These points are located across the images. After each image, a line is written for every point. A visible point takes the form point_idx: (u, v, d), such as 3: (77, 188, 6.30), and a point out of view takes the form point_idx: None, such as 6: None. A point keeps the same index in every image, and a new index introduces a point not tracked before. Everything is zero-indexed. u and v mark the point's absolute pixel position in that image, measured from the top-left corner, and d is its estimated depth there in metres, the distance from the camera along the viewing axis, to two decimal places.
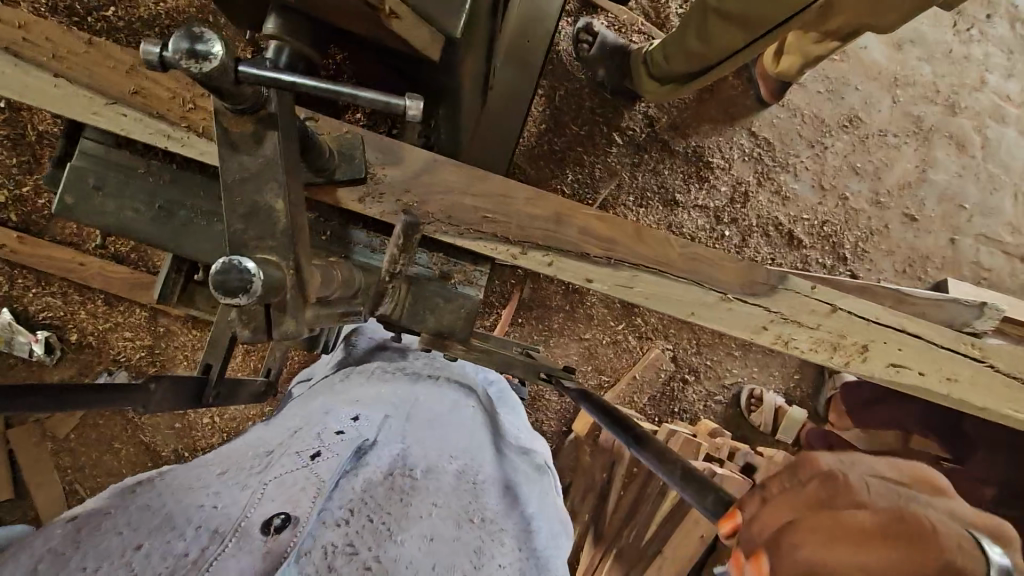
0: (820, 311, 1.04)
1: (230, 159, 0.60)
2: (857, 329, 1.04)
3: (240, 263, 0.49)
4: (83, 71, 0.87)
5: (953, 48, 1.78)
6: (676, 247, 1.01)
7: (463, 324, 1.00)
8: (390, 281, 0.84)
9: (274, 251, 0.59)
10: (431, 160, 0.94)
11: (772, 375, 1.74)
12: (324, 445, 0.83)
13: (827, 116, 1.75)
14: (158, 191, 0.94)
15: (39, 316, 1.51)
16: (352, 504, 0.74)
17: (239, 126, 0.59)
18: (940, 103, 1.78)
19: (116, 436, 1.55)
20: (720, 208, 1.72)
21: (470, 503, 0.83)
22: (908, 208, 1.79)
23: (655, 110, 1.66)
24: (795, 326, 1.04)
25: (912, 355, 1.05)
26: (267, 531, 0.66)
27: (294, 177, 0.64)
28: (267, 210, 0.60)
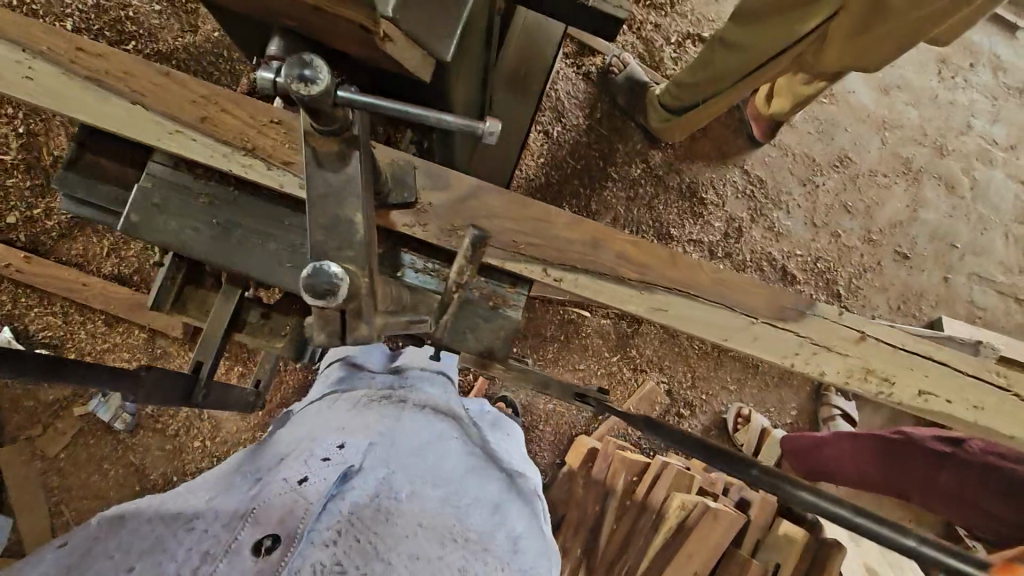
0: (852, 338, 0.93)
1: (316, 178, 0.59)
2: (886, 359, 0.92)
3: (326, 267, 0.51)
4: (155, 97, 0.82)
5: (939, 93, 1.84)
6: (705, 268, 0.92)
7: (504, 343, 0.91)
8: (457, 291, 0.82)
9: (353, 260, 0.57)
10: (474, 184, 0.89)
11: (768, 410, 1.72)
12: (313, 468, 0.82)
13: (818, 155, 1.80)
14: (217, 210, 0.86)
15: (38, 335, 1.53)
16: (340, 524, 0.76)
17: (327, 145, 0.58)
18: (928, 145, 1.84)
19: (105, 457, 1.54)
20: (713, 243, 1.75)
21: (458, 522, 0.82)
22: (900, 246, 1.81)
23: (647, 148, 1.72)
24: (825, 352, 0.93)
25: (943, 383, 0.92)
26: (257, 552, 0.70)
27: (370, 192, 0.62)
28: (347, 222, 0.58)
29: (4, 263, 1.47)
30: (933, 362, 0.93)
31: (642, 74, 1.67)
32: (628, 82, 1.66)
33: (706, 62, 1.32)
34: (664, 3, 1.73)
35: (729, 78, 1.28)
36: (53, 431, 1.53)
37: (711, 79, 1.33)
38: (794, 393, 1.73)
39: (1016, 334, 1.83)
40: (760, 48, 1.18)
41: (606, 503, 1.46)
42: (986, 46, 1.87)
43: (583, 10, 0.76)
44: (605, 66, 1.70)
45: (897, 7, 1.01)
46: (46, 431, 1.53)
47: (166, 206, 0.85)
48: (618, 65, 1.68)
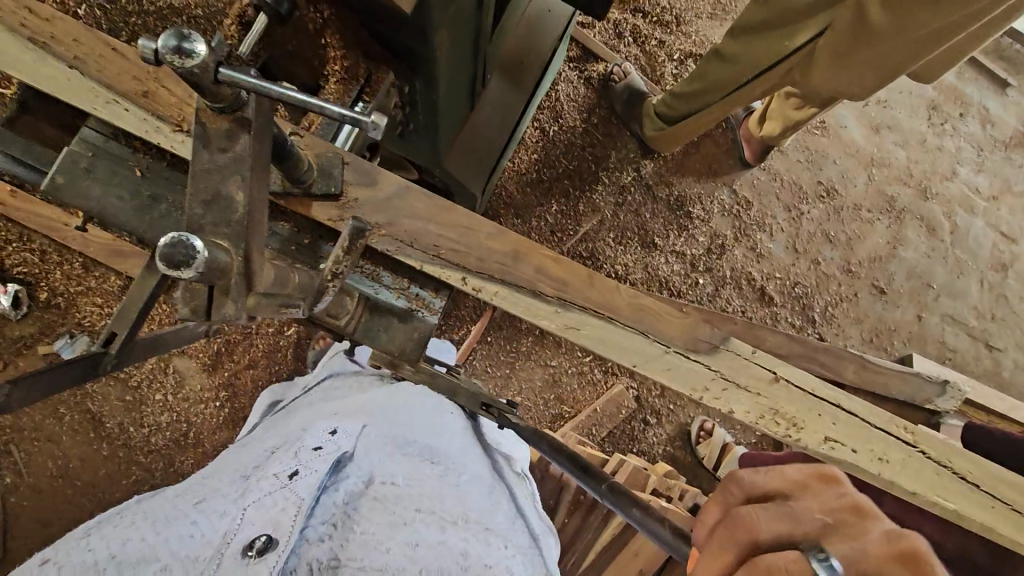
0: (763, 377, 0.88)
1: (200, 154, 0.59)
2: (795, 402, 0.87)
3: (185, 240, 0.48)
4: (97, 65, 0.81)
5: (927, 137, 1.90)
6: (624, 293, 0.89)
7: (414, 350, 0.91)
8: (333, 281, 0.68)
9: (227, 238, 0.57)
10: (400, 184, 0.86)
11: (733, 427, 1.73)
12: (302, 462, 0.78)
13: (805, 184, 1.84)
14: (147, 184, 0.83)
15: (14, 271, 1.51)
16: (335, 517, 0.74)
17: (216, 123, 0.58)
18: (912, 186, 1.88)
19: (62, 400, 1.52)
20: (696, 256, 1.77)
21: (454, 509, 0.81)
22: (878, 281, 1.84)
23: (639, 159, 1.76)
24: (739, 390, 0.88)
25: (848, 432, 0.86)
26: (249, 553, 0.64)
27: (261, 168, 0.61)
28: (227, 201, 0.58)
29: None
30: (839, 409, 0.87)
31: (641, 84, 1.71)
32: (626, 92, 1.69)
33: (701, 76, 1.38)
34: (670, 21, 1.78)
35: (714, 95, 1.36)
36: (14, 367, 1.53)
37: (700, 93, 1.40)
38: None
39: (984, 380, 1.85)
40: (752, 62, 1.22)
41: (560, 498, 1.45)
42: (976, 99, 1.93)
43: None
44: (607, 72, 1.74)
45: (885, 35, 1.04)
46: (6, 366, 1.53)
47: (92, 171, 0.81)
48: (619, 73, 1.72)
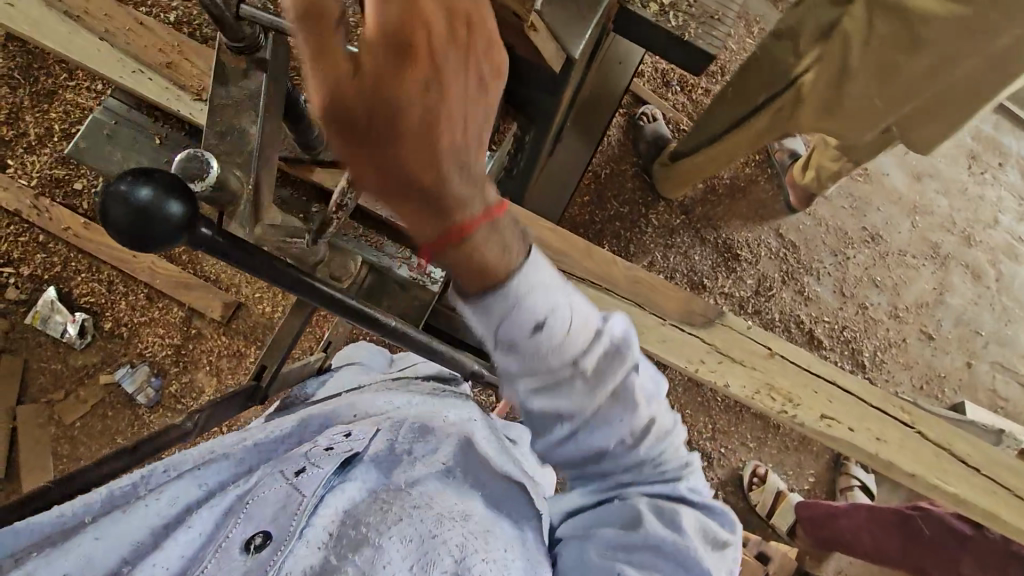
0: (756, 352, 1.03)
1: (219, 91, 0.60)
2: (787, 376, 1.02)
3: (132, 195, 0.39)
4: (127, 39, 1.06)
5: (968, 186, 1.93)
6: (619, 267, 0.99)
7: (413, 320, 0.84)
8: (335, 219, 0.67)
9: (240, 166, 0.58)
10: None
11: (786, 472, 1.68)
12: (310, 457, 0.70)
13: (849, 229, 1.86)
14: (163, 150, 0.94)
15: (80, 300, 1.54)
16: (340, 520, 0.62)
17: (236, 62, 0.60)
18: (955, 233, 1.91)
19: (120, 431, 1.52)
20: (744, 298, 1.78)
21: (452, 501, 0.66)
22: (926, 326, 1.84)
23: (689, 202, 1.79)
24: (730, 362, 1.02)
25: (838, 407, 1.03)
26: (246, 550, 0.59)
27: (275, 115, 0.63)
28: (241, 133, 0.60)
29: (63, 226, 1.52)
30: (829, 388, 1.04)
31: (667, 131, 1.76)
32: (653, 136, 1.75)
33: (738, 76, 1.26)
34: (716, 71, 1.86)
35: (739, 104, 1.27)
36: (73, 398, 1.53)
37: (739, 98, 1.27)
38: (812, 459, 1.70)
39: None
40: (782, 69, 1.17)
41: None
42: (1014, 150, 1.97)
43: (680, 46, 0.83)
44: (638, 117, 1.79)
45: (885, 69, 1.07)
46: (68, 396, 1.53)
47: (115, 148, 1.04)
48: (648, 116, 1.78)
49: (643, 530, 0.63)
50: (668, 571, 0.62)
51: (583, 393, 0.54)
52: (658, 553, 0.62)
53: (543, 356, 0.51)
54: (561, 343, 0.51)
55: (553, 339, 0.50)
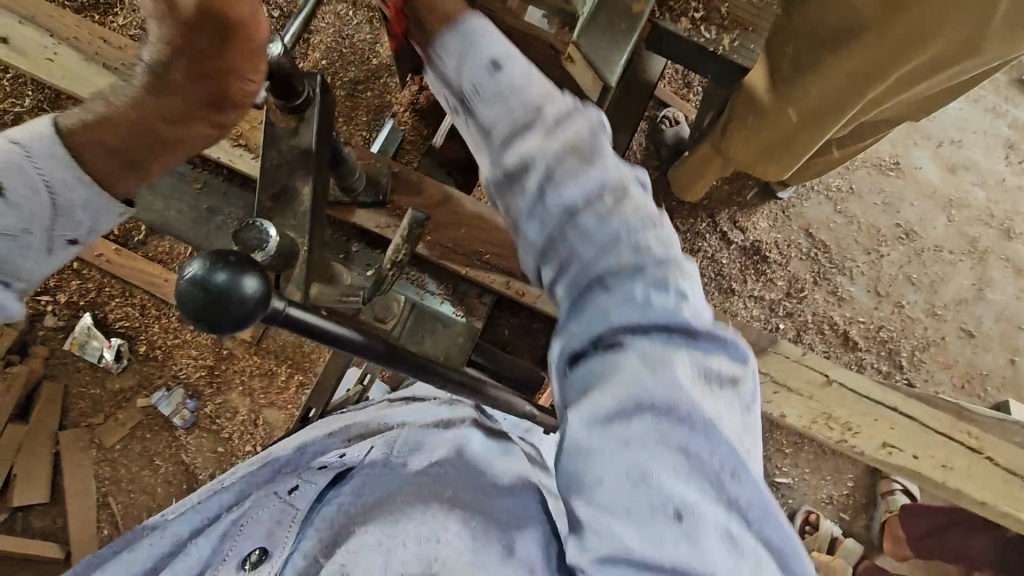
0: (816, 380, 1.11)
1: (270, 152, 0.66)
2: (847, 408, 1.10)
3: (211, 279, 0.40)
4: None
5: (1006, 177, 1.87)
6: None
7: (457, 358, 0.87)
8: (392, 272, 0.65)
9: (293, 228, 0.63)
10: (443, 191, 0.95)
11: (824, 479, 1.64)
12: (307, 476, 0.76)
13: (882, 226, 1.81)
14: (204, 197, 1.00)
15: (115, 325, 1.56)
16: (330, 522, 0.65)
17: (284, 121, 0.67)
18: (994, 226, 1.84)
19: (158, 452, 1.55)
20: (775, 301, 1.74)
21: (439, 484, 0.66)
22: (965, 323, 1.79)
23: (716, 202, 1.76)
24: (787, 388, 1.11)
25: (904, 437, 1.10)
26: (243, 565, 0.64)
27: (323, 169, 0.68)
28: (293, 192, 0.65)
29: (96, 253, 1.53)
30: (895, 418, 1.10)
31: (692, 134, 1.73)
32: (675, 140, 1.72)
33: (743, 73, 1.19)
34: None
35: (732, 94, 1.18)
36: (113, 421, 1.56)
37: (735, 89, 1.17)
38: (851, 463, 1.65)
39: None
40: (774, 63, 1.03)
41: None
42: None
43: (715, 60, 0.83)
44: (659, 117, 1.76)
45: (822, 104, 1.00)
46: (107, 419, 1.56)
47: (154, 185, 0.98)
48: (669, 120, 1.75)
49: (631, 380, 0.48)
50: (665, 434, 0.46)
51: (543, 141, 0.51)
52: (652, 414, 0.47)
53: (506, 98, 0.52)
54: (520, 85, 0.52)
55: (516, 79, 0.52)
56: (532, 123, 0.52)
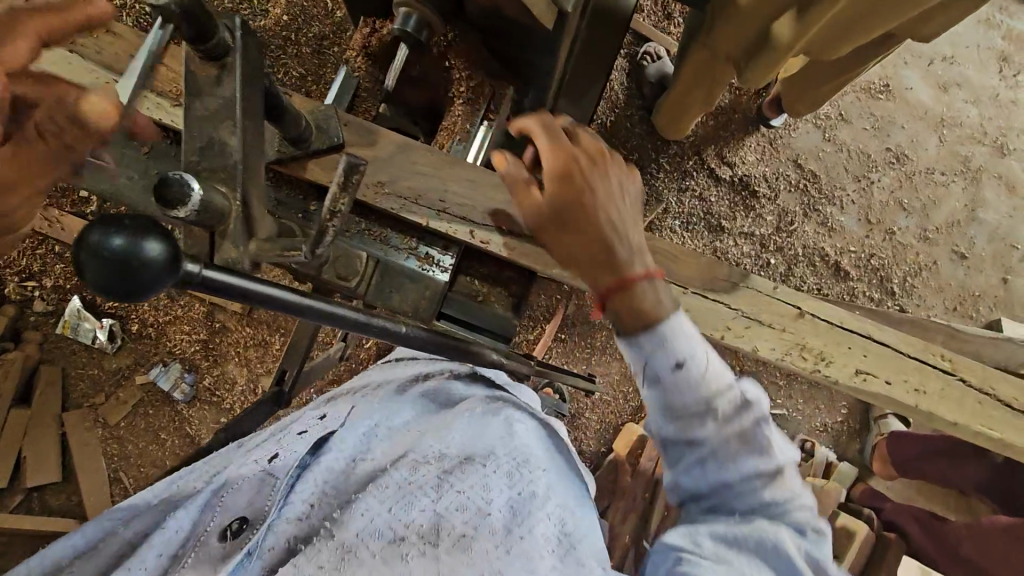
0: (789, 314, 1.07)
1: (192, 103, 0.58)
2: (822, 338, 1.07)
3: (107, 244, 0.39)
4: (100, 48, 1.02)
5: (1000, 92, 1.81)
6: None
7: (427, 308, 0.88)
8: (332, 224, 0.56)
9: (222, 180, 0.56)
10: (395, 141, 0.93)
11: (819, 408, 1.66)
12: (284, 445, 0.77)
13: (873, 152, 1.77)
14: (152, 163, 0.99)
15: (104, 305, 1.56)
16: (316, 498, 0.69)
17: (204, 70, 0.58)
18: (987, 144, 1.80)
19: (163, 427, 1.58)
20: (766, 236, 1.73)
21: (439, 446, 0.71)
22: (958, 246, 1.78)
23: (702, 138, 1.71)
24: (760, 325, 1.06)
25: (881, 363, 1.07)
26: (225, 536, 0.65)
27: (256, 121, 0.62)
28: (220, 143, 0.57)
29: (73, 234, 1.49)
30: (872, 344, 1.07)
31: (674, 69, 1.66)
32: (658, 75, 1.64)
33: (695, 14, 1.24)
34: None
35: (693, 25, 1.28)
36: (114, 400, 1.58)
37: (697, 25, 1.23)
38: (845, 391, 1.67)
39: None
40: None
41: None
42: None
43: None
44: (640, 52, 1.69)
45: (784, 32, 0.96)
46: (108, 399, 1.58)
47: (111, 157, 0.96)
48: (650, 55, 1.68)
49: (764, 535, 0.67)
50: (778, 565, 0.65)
51: (714, 431, 0.70)
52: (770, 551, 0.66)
53: (685, 388, 0.69)
54: (703, 375, 0.69)
55: (695, 376, 0.69)
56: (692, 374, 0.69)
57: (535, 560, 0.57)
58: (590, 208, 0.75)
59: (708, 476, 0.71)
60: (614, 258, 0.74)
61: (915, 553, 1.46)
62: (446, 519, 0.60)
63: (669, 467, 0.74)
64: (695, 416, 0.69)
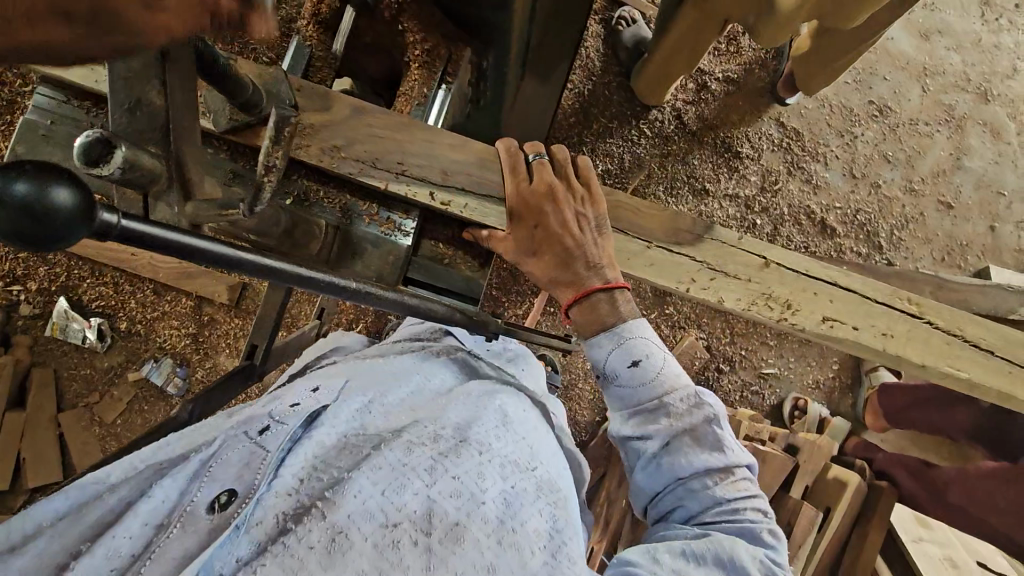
0: (755, 264, 1.07)
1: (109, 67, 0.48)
2: (788, 287, 1.07)
3: (6, 190, 0.33)
4: None
5: (982, 37, 1.79)
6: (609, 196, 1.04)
7: (391, 272, 0.92)
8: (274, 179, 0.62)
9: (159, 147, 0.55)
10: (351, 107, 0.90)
11: (810, 365, 1.67)
12: (275, 416, 0.68)
13: (855, 106, 1.75)
14: None
15: (91, 305, 1.56)
16: (306, 470, 0.60)
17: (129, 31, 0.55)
18: (971, 90, 1.78)
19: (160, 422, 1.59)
20: (751, 197, 1.72)
21: (433, 429, 0.67)
22: (944, 196, 1.77)
23: (683, 101, 1.68)
24: (725, 276, 1.06)
25: (846, 308, 1.08)
26: (212, 510, 0.56)
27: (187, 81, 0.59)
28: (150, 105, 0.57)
29: None
30: (837, 291, 1.08)
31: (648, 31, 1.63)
32: (633, 40, 1.61)
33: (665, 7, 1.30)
34: None
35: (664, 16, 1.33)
36: (109, 398, 1.59)
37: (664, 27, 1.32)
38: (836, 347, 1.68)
39: None
40: None
41: None
42: None
43: None
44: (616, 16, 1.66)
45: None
46: (103, 398, 1.59)
47: None
48: (626, 19, 1.65)
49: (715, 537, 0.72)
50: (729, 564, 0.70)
51: (662, 423, 0.82)
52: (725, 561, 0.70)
53: (639, 384, 0.84)
54: (654, 373, 0.84)
55: (649, 374, 0.84)
56: (640, 368, 0.85)
57: (525, 556, 0.57)
58: (557, 236, 0.91)
59: (665, 474, 0.81)
60: (574, 276, 0.91)
61: (902, 499, 1.48)
62: (440, 506, 0.57)
63: (629, 467, 0.86)
64: (646, 414, 0.84)
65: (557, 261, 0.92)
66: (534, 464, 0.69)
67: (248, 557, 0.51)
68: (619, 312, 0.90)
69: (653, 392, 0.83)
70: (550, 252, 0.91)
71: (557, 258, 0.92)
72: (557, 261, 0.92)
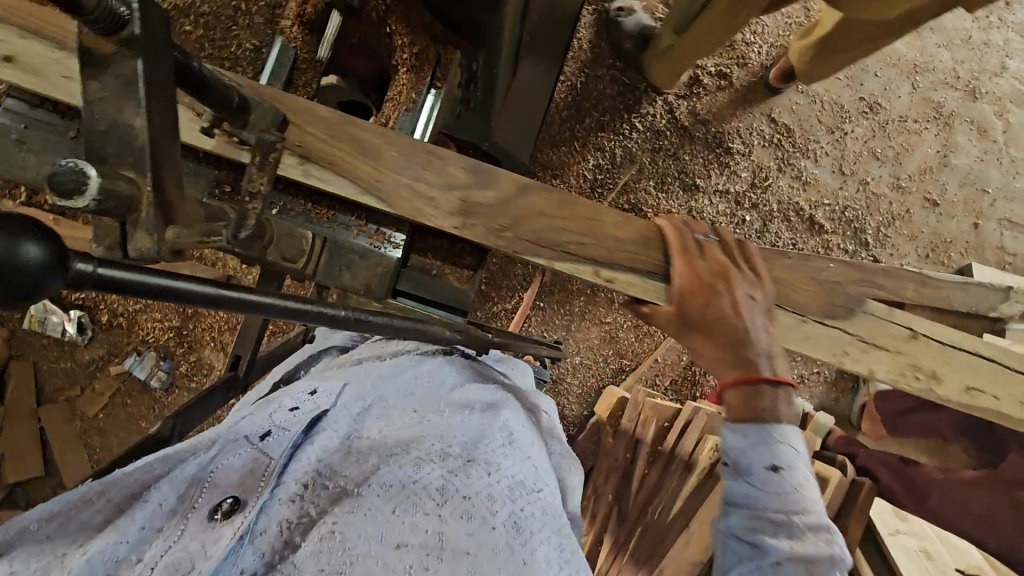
0: (901, 335, 1.04)
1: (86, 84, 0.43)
2: (934, 356, 1.05)
3: None
4: None
5: (973, 34, 1.78)
6: None
7: (378, 285, 0.89)
8: None
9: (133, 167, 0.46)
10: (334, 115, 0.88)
11: None
12: (275, 422, 0.68)
13: (845, 102, 1.75)
14: None
15: (70, 298, 1.51)
16: (309, 477, 0.60)
17: None
18: (960, 88, 1.79)
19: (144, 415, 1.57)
20: (741, 193, 1.72)
21: (441, 445, 0.67)
22: (930, 193, 1.78)
23: (675, 96, 1.67)
24: (878, 349, 1.03)
25: (982, 377, 1.07)
26: (215, 516, 0.55)
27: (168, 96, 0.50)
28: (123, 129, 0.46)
29: None
30: (982, 359, 1.07)
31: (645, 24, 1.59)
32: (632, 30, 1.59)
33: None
34: None
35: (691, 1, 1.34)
36: (91, 391, 1.56)
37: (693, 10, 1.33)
38: None
39: None
40: None
41: (637, 452, 1.56)
42: None
43: None
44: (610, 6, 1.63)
45: None
46: (84, 391, 1.57)
47: None
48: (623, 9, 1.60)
49: None
50: None
51: (780, 542, 0.76)
52: None
53: (768, 489, 0.79)
54: (789, 486, 0.79)
55: (784, 484, 0.79)
56: (775, 475, 0.79)
57: None
58: (727, 319, 0.90)
59: None
60: (742, 361, 0.88)
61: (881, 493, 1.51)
62: (450, 527, 0.57)
63: (723, 566, 0.80)
64: (767, 527, 0.77)
65: (724, 337, 0.90)
66: (535, 480, 0.70)
67: (255, 568, 0.52)
68: (772, 406, 0.85)
69: (783, 504, 0.77)
70: (720, 331, 0.90)
71: (723, 336, 0.90)
72: (725, 337, 0.90)
